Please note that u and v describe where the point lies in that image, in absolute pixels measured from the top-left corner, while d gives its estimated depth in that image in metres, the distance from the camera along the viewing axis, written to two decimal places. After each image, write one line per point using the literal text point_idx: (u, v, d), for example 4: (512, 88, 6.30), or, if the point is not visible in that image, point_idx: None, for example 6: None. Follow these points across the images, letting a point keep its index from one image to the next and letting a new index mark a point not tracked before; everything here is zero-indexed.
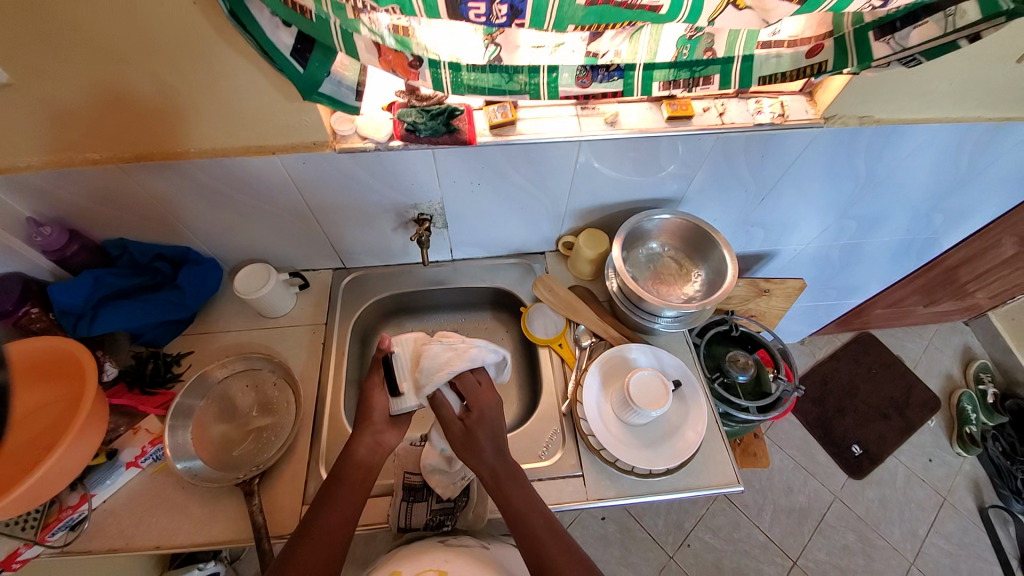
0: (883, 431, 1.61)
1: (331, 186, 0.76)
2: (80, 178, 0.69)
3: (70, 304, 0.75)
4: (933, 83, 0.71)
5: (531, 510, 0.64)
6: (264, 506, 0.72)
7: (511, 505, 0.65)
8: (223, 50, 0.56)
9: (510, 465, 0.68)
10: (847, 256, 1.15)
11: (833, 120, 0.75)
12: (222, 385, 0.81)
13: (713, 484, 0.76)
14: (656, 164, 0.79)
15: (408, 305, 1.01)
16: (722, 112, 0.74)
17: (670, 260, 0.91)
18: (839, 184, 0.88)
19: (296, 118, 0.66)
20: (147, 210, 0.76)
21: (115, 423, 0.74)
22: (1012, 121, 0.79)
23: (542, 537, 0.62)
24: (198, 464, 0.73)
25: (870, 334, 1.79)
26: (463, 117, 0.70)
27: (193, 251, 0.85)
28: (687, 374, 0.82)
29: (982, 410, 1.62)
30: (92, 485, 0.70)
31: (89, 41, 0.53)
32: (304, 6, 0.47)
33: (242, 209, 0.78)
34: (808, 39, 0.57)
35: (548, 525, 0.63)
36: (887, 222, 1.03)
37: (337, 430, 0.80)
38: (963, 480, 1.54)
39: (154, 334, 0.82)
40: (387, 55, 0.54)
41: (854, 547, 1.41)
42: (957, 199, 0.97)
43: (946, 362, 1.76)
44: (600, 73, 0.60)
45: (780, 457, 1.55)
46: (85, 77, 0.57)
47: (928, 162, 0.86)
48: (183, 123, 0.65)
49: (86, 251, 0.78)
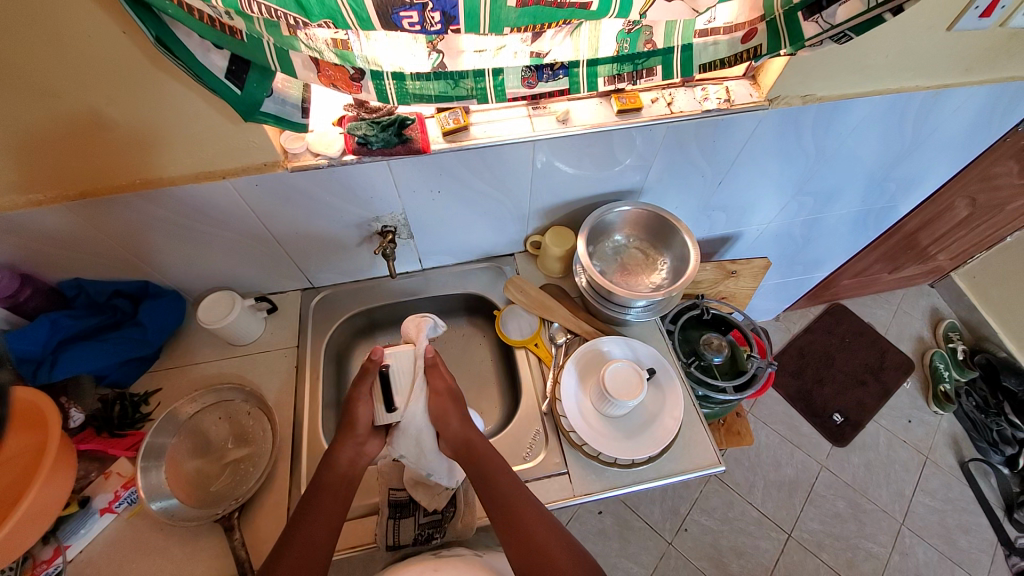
0: (862, 398, 1.66)
1: (288, 207, 0.75)
2: (23, 220, 0.66)
3: (27, 351, 0.71)
4: (868, 57, 0.73)
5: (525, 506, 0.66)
6: (247, 538, 0.70)
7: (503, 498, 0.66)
8: (161, 79, 0.55)
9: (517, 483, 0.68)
10: (810, 231, 1.19)
11: (777, 101, 0.77)
12: (193, 420, 0.78)
13: (695, 467, 0.78)
14: (613, 158, 0.80)
15: (381, 320, 1.00)
16: (670, 102, 0.76)
17: (636, 250, 0.92)
18: (793, 163, 0.91)
19: (244, 140, 0.65)
20: (98, 246, 0.74)
21: (86, 468, 0.72)
22: (948, 87, 0.83)
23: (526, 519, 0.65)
24: (175, 502, 0.70)
25: (841, 304, 1.84)
26: (415, 126, 0.70)
27: (151, 285, 0.83)
28: (661, 361, 0.83)
29: (954, 367, 1.69)
30: (66, 535, 0.67)
31: (16, 78, 0.51)
32: (233, 27, 0.46)
33: (199, 237, 0.76)
34: (743, 24, 0.58)
35: (531, 508, 0.66)
36: (843, 195, 1.06)
37: (318, 453, 0.79)
38: (942, 437, 1.60)
39: (119, 374, 0.79)
40: (327, 70, 0.53)
41: (845, 514, 1.44)
42: (907, 167, 1.01)
43: (916, 324, 1.82)
44: (545, 72, 0.61)
45: (767, 433, 1.58)
46: (17, 115, 0.55)
47: (874, 134, 0.89)
48: (126, 153, 0.63)
49: (41, 295, 0.75)
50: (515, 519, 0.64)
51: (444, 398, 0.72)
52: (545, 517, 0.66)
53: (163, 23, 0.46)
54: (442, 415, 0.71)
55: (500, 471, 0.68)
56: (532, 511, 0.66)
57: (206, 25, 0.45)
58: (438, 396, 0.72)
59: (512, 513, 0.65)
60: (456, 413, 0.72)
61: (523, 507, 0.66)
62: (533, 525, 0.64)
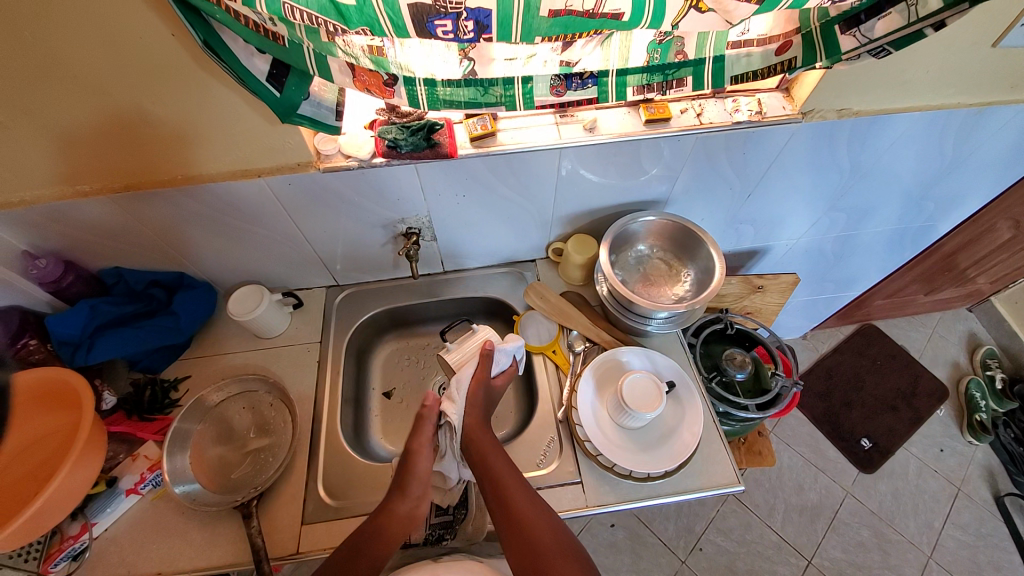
0: (891, 423, 1.59)
1: (317, 205, 0.77)
2: (73, 210, 0.70)
3: (67, 334, 0.75)
4: (908, 72, 0.71)
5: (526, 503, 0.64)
6: (264, 527, 0.72)
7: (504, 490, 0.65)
8: (204, 80, 0.58)
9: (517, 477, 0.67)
10: (841, 248, 1.15)
11: (811, 114, 0.75)
12: (219, 408, 0.81)
13: (713, 485, 0.76)
14: (639, 167, 0.80)
15: (402, 319, 1.01)
16: (700, 113, 0.75)
17: (659, 261, 0.91)
18: (825, 177, 0.89)
19: (279, 140, 0.67)
20: (140, 237, 0.77)
21: (115, 450, 0.75)
22: (994, 104, 0.79)
23: (541, 540, 0.61)
24: (196, 487, 0.72)
25: (873, 325, 1.78)
26: (443, 131, 0.72)
27: (185, 276, 0.86)
28: (681, 375, 0.82)
29: (991, 397, 1.60)
30: (92, 513, 0.70)
31: (72, 75, 0.55)
32: (276, 33, 0.48)
33: (233, 232, 0.80)
34: (778, 36, 0.58)
35: (547, 528, 0.62)
36: (878, 212, 1.02)
37: (335, 447, 0.80)
38: (977, 470, 1.51)
39: (151, 360, 0.82)
40: (362, 76, 0.55)
41: (870, 544, 1.38)
42: (947, 185, 0.97)
43: (952, 350, 1.74)
44: (574, 81, 0.61)
45: (789, 455, 1.53)
46: (72, 111, 0.59)
47: (912, 150, 0.86)
48: (168, 150, 0.66)
49: (82, 281, 0.79)
50: (529, 541, 0.61)
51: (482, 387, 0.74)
52: (561, 536, 0.62)
53: (209, 26, 0.48)
54: (473, 401, 0.73)
55: (518, 487, 0.65)
56: (548, 531, 0.62)
57: (249, 29, 0.47)
58: (478, 380, 0.74)
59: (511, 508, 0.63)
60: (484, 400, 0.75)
61: (538, 526, 0.62)
62: (549, 549, 0.60)
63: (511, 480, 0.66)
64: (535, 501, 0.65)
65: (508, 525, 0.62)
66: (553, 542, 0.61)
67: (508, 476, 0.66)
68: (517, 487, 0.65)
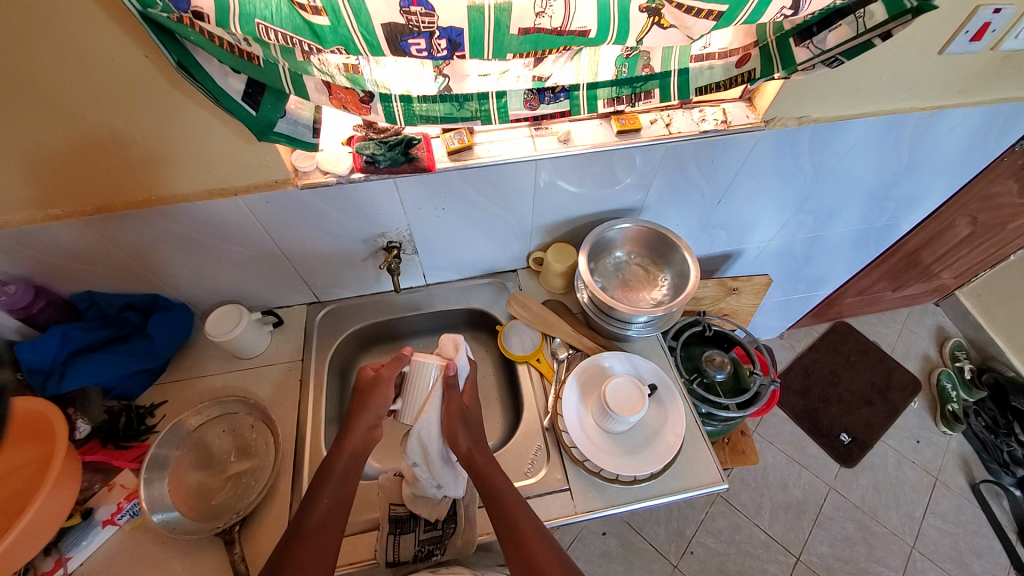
0: (869, 417, 1.64)
1: (296, 222, 0.77)
2: (42, 234, 0.69)
3: (38, 361, 0.73)
4: (861, 80, 0.76)
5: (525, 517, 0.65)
6: (247, 553, 0.70)
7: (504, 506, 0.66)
8: (181, 101, 0.58)
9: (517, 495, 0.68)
10: (811, 249, 1.20)
11: (773, 122, 0.79)
12: (197, 432, 0.79)
13: (699, 485, 0.77)
14: (614, 176, 0.82)
15: (385, 334, 1.01)
16: (669, 123, 0.78)
17: (637, 267, 0.94)
18: (791, 181, 0.93)
19: (256, 159, 0.68)
20: (112, 260, 0.76)
21: (89, 480, 0.72)
22: (942, 108, 0.84)
23: (547, 573, 0.61)
24: (175, 515, 0.70)
25: (846, 323, 1.84)
26: (421, 146, 0.72)
27: (161, 298, 0.84)
28: (663, 377, 0.83)
29: (961, 387, 1.67)
30: (67, 547, 0.67)
31: (45, 98, 0.54)
32: (252, 53, 0.49)
33: (210, 252, 0.79)
34: (737, 50, 0.61)
35: (553, 560, 0.62)
36: (843, 213, 1.07)
37: (320, 467, 0.79)
38: (952, 459, 1.57)
39: (125, 385, 0.80)
40: (339, 94, 0.56)
41: (855, 537, 1.41)
42: (905, 186, 1.03)
43: (922, 343, 1.81)
44: (547, 95, 0.64)
45: (772, 453, 1.56)
46: (44, 133, 0.58)
47: (871, 153, 0.91)
48: (145, 173, 0.66)
49: (52, 307, 0.77)
50: (526, 556, 0.62)
51: (455, 416, 0.73)
52: (567, 567, 0.63)
53: (184, 47, 0.48)
54: (452, 437, 0.72)
55: (525, 518, 0.65)
56: (553, 563, 0.62)
57: (226, 51, 0.48)
58: (449, 414, 0.73)
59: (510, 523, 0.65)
60: (467, 429, 0.73)
61: (544, 559, 0.62)
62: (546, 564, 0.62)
63: (520, 512, 0.66)
64: (542, 532, 0.65)
65: (516, 554, 0.63)
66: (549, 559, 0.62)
67: (516, 507, 0.66)
68: (524, 517, 0.65)
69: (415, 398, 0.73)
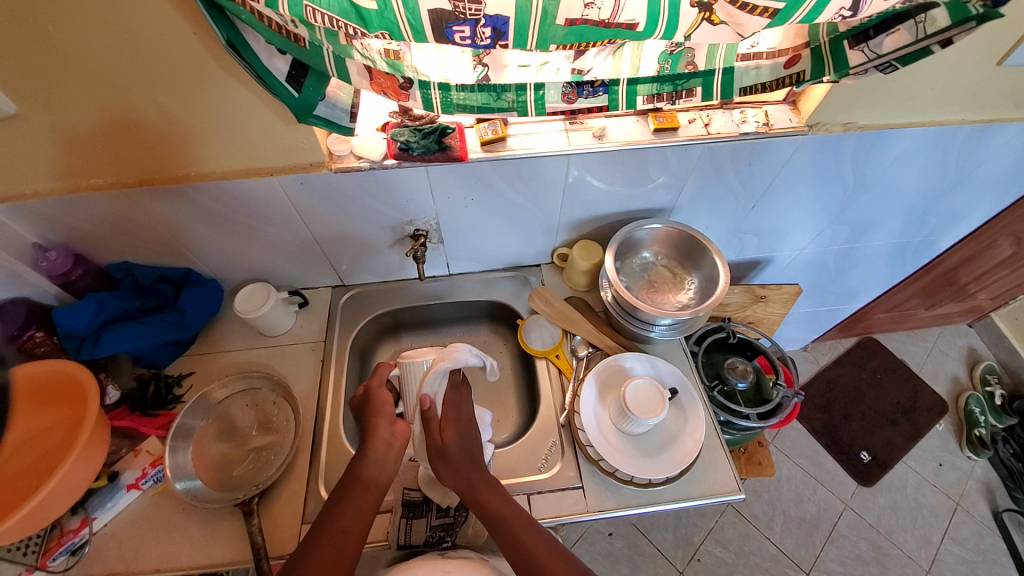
0: (891, 437, 1.59)
1: (327, 206, 0.78)
2: (86, 204, 0.71)
3: (73, 327, 0.75)
4: (915, 87, 0.72)
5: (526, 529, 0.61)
6: (264, 526, 0.72)
7: (502, 524, 0.62)
8: (224, 80, 0.59)
9: (515, 509, 0.63)
10: (843, 261, 1.16)
11: (817, 127, 0.76)
12: (223, 404, 0.81)
13: (713, 493, 0.76)
14: (646, 175, 0.81)
15: (406, 321, 1.02)
16: (708, 123, 0.76)
17: (663, 268, 0.92)
18: (830, 189, 0.89)
19: (292, 140, 0.68)
20: (150, 233, 0.78)
21: (117, 444, 0.75)
22: (997, 121, 0.80)
23: (553, 572, 0.58)
24: (197, 484, 0.72)
25: (873, 339, 1.78)
26: (454, 135, 0.73)
27: (193, 272, 0.86)
28: (684, 382, 0.82)
29: (991, 412, 1.61)
30: (94, 507, 0.69)
31: (96, 72, 0.56)
32: (297, 35, 0.49)
33: (244, 230, 0.80)
34: (787, 50, 0.59)
35: (557, 559, 0.59)
36: (881, 226, 1.03)
37: (337, 447, 0.80)
38: (976, 485, 1.51)
39: (156, 355, 0.83)
40: (379, 78, 0.56)
41: (868, 558, 1.38)
42: (949, 201, 0.98)
43: (952, 365, 1.75)
44: (585, 88, 0.63)
45: (787, 467, 1.52)
46: (92, 106, 0.60)
47: (916, 165, 0.87)
48: (186, 150, 0.68)
49: (91, 275, 0.80)
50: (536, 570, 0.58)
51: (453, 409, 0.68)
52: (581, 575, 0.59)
53: (234, 26, 0.49)
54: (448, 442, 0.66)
55: (523, 525, 0.62)
56: (560, 563, 0.59)
57: (272, 30, 0.48)
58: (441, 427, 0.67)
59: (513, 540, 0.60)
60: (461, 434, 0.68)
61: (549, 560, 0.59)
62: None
63: (506, 505, 0.63)
64: (551, 546, 0.61)
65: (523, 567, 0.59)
66: (562, 570, 0.58)
67: (517, 520, 0.62)
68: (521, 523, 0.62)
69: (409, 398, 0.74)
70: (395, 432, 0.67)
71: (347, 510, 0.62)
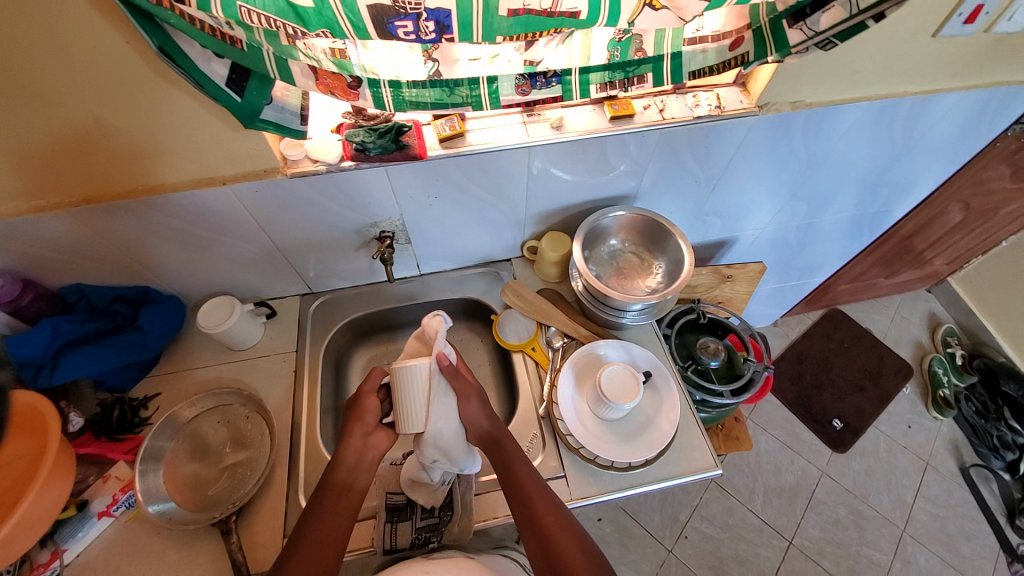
0: (862, 403, 1.66)
1: (287, 213, 0.76)
2: (28, 226, 0.68)
3: (28, 355, 0.71)
4: (856, 63, 0.75)
5: (532, 483, 0.67)
6: (245, 543, 0.70)
7: (512, 475, 0.68)
8: (166, 89, 0.57)
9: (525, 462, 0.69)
10: (805, 236, 1.19)
11: (768, 107, 0.78)
12: (192, 424, 0.79)
13: (692, 470, 0.78)
14: (607, 164, 0.81)
15: (380, 324, 1.00)
16: (662, 108, 0.77)
17: (631, 255, 0.93)
18: (786, 167, 0.92)
19: (244, 147, 0.66)
20: (101, 252, 0.75)
21: (85, 472, 0.72)
22: (936, 92, 0.84)
23: (556, 536, 0.63)
24: (171, 506, 0.71)
25: (839, 310, 1.85)
26: (411, 133, 0.72)
27: (152, 290, 0.83)
28: (657, 364, 0.84)
29: (952, 372, 1.69)
30: (63, 539, 0.67)
31: (24, 87, 0.53)
32: (234, 37, 0.48)
33: (202, 243, 0.78)
34: (730, 32, 0.60)
35: (553, 509, 0.65)
36: (837, 200, 1.07)
37: (315, 457, 0.79)
38: (942, 443, 1.59)
39: (118, 378, 0.80)
40: (325, 79, 0.55)
41: (847, 521, 1.43)
42: (898, 171, 1.02)
43: (914, 330, 1.83)
44: (538, 80, 0.62)
45: (766, 439, 1.57)
46: (24, 122, 0.57)
47: (865, 139, 0.90)
48: (131, 164, 0.65)
49: (42, 299, 0.76)
50: (536, 519, 0.64)
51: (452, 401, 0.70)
52: (573, 529, 0.64)
53: (164, 32, 0.47)
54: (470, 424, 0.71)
55: (533, 482, 0.67)
56: (571, 540, 0.63)
57: (206, 33, 0.46)
58: (466, 396, 0.71)
59: (519, 490, 0.66)
60: (483, 407, 0.73)
61: (563, 537, 0.63)
62: (552, 527, 0.63)
63: (519, 459, 0.69)
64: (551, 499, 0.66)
65: (525, 515, 0.65)
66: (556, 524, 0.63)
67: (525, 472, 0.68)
68: (542, 494, 0.66)
69: (411, 402, 0.67)
70: (371, 442, 0.69)
71: (327, 518, 0.62)
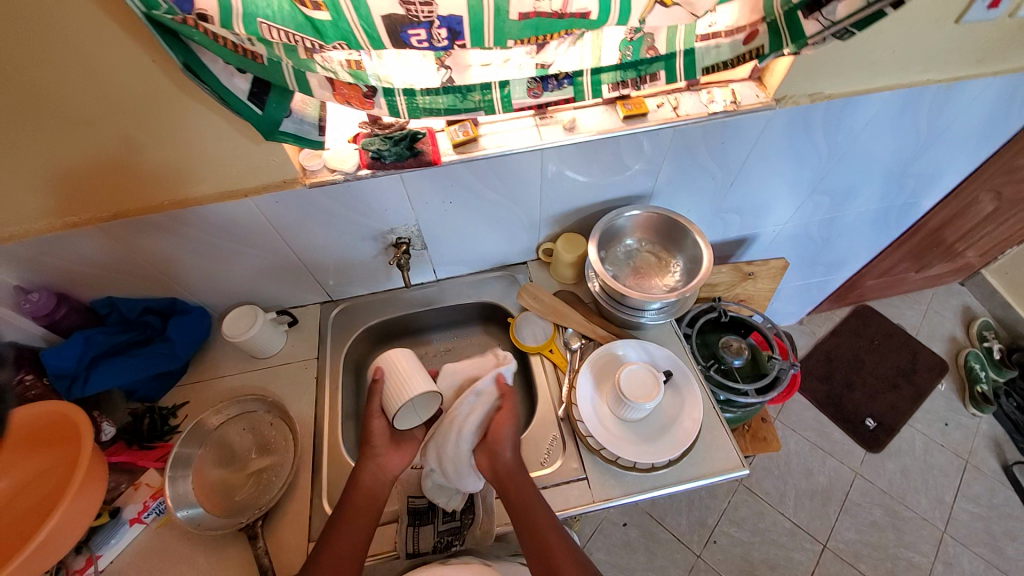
0: (894, 401, 1.60)
1: (307, 221, 0.77)
2: (61, 242, 0.71)
3: (62, 366, 0.75)
4: (874, 53, 0.73)
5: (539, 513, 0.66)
6: (271, 547, 0.71)
7: (518, 503, 0.67)
8: (185, 102, 0.59)
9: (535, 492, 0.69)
10: (829, 231, 1.17)
11: (784, 100, 0.77)
12: (219, 431, 0.80)
13: (718, 471, 0.76)
14: (621, 163, 0.81)
15: (401, 330, 1.01)
16: (676, 106, 0.77)
17: (648, 253, 0.92)
18: (806, 160, 0.90)
19: (265, 159, 0.68)
20: (131, 264, 0.77)
21: (116, 480, 0.74)
22: (961, 79, 0.81)
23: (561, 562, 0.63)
24: (199, 511, 0.72)
25: (868, 306, 1.79)
26: (426, 140, 0.73)
27: (179, 301, 0.86)
28: (678, 364, 0.82)
29: (990, 367, 1.62)
30: (97, 545, 0.69)
31: (57, 109, 0.56)
32: (254, 52, 0.49)
33: (226, 253, 0.80)
34: (744, 27, 0.59)
35: (558, 535, 0.65)
36: (861, 193, 1.04)
37: (338, 462, 0.80)
38: (982, 441, 1.52)
39: (147, 388, 0.82)
40: (342, 89, 0.56)
41: (882, 523, 1.38)
42: (924, 162, 0.99)
43: (948, 325, 1.76)
44: (550, 82, 0.63)
45: (796, 440, 1.53)
46: (54, 142, 0.59)
47: (888, 130, 0.88)
48: (153, 177, 0.67)
49: (75, 313, 0.79)
50: (542, 543, 0.64)
51: (503, 421, 0.74)
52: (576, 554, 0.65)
53: (189, 49, 0.49)
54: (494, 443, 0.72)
55: (541, 508, 0.67)
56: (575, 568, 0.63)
57: (227, 48, 0.48)
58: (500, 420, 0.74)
59: (524, 517, 0.66)
60: (514, 440, 0.73)
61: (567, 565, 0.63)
62: (558, 553, 0.63)
63: (527, 488, 0.68)
64: (556, 525, 0.66)
65: (530, 541, 0.64)
66: (562, 550, 0.64)
67: (535, 504, 0.67)
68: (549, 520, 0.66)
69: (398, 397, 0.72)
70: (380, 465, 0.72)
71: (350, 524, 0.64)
